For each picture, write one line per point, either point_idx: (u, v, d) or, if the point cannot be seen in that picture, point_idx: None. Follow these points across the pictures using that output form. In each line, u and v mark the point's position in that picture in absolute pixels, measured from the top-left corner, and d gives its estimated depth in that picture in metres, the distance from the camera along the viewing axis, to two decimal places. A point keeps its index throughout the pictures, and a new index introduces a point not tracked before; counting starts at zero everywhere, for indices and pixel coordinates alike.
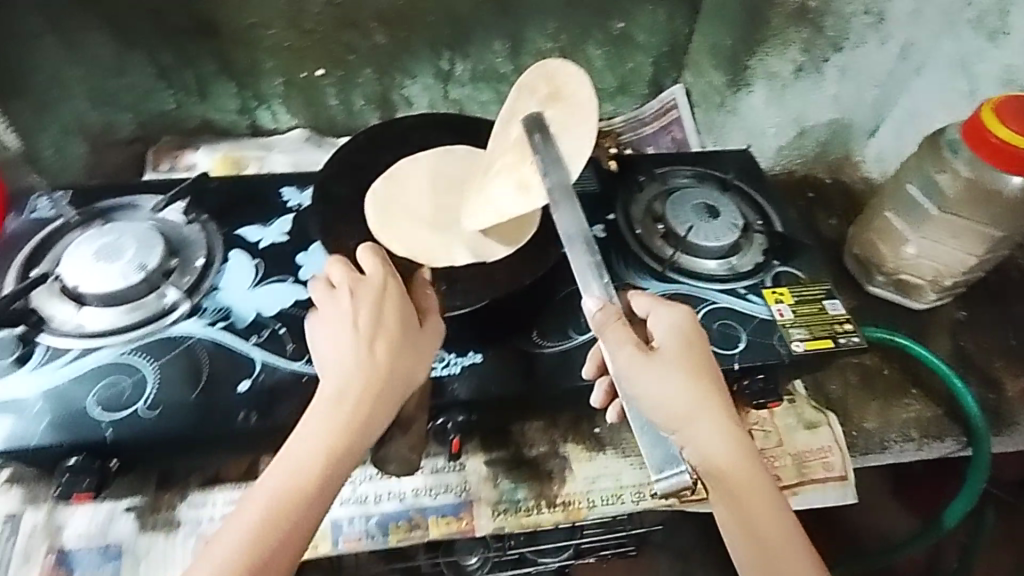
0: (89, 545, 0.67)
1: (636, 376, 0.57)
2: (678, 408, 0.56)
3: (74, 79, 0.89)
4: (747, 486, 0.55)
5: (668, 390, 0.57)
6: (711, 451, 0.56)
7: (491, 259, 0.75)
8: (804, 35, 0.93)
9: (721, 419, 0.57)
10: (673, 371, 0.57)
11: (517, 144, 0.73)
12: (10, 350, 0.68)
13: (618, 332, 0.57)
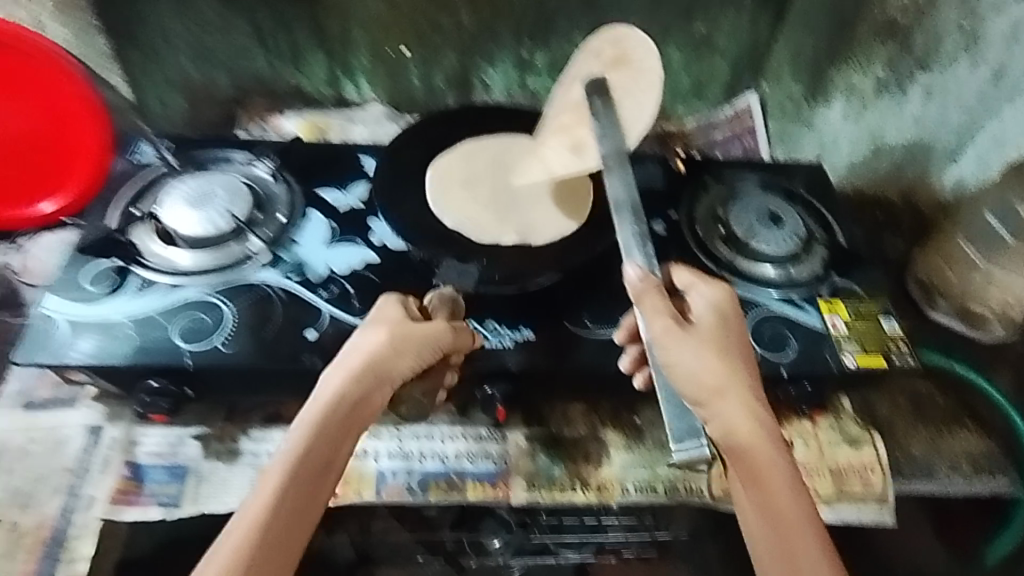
0: (158, 463, 0.72)
1: (667, 348, 0.59)
2: (707, 382, 0.58)
3: (182, 38, 0.96)
4: (767, 464, 0.56)
5: (698, 365, 0.58)
6: (734, 427, 0.57)
7: (536, 242, 0.78)
8: (890, 51, 0.92)
9: (747, 397, 0.58)
10: (705, 348, 0.59)
11: (579, 106, 0.80)
12: (108, 278, 0.75)
13: (653, 306, 0.60)
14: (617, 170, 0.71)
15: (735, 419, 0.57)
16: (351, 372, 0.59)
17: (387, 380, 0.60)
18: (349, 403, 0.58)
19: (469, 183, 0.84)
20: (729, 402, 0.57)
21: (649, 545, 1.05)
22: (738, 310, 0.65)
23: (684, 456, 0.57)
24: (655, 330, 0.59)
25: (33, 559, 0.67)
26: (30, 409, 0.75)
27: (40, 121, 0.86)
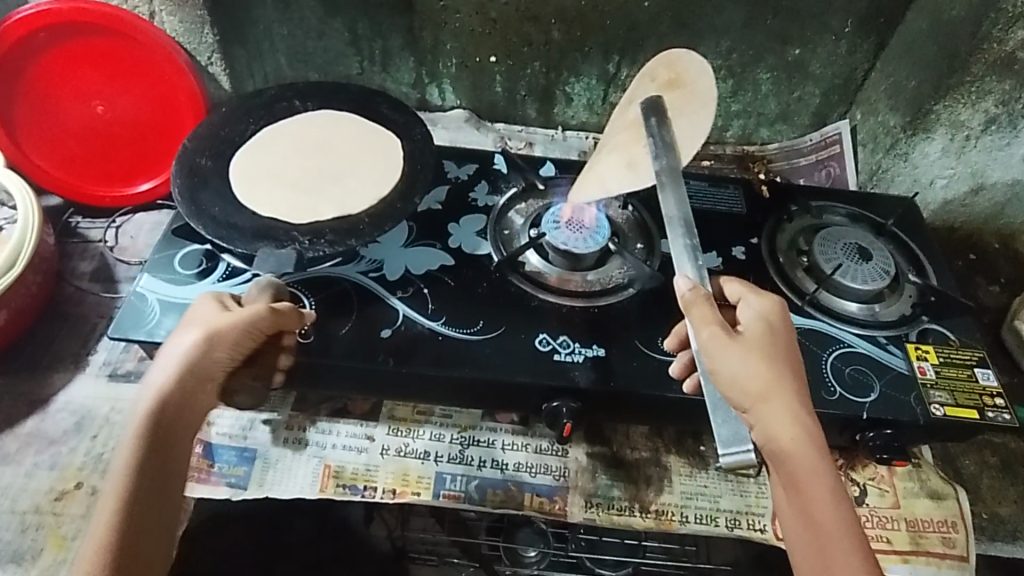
0: (230, 444, 0.75)
1: (714, 355, 0.56)
2: (755, 389, 0.55)
3: (281, 36, 0.99)
4: (811, 472, 0.52)
5: (744, 372, 0.55)
6: (779, 435, 0.53)
7: (354, 213, 0.77)
8: (1006, 86, 0.85)
9: (793, 405, 0.54)
10: (751, 354, 0.56)
11: (632, 123, 0.79)
12: (197, 263, 0.78)
13: (702, 314, 0.57)
14: (671, 186, 0.69)
15: (780, 427, 0.53)
16: (161, 384, 0.56)
17: (207, 380, 0.58)
18: (162, 419, 0.55)
19: (282, 156, 0.82)
20: (775, 410, 0.54)
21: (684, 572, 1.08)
22: (788, 320, 0.61)
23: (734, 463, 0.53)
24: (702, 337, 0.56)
25: None
26: (113, 380, 0.78)
27: (146, 108, 0.90)
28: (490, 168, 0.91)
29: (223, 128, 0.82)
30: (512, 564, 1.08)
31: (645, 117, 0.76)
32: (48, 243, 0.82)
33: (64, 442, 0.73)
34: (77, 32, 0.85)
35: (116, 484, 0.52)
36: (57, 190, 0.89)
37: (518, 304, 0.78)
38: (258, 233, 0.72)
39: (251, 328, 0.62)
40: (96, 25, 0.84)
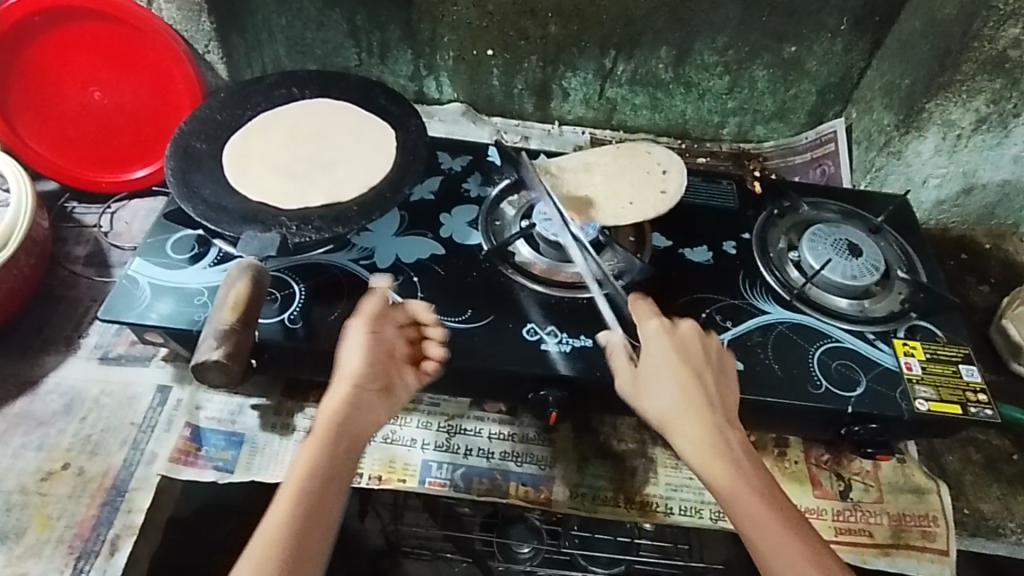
0: (218, 428, 0.75)
1: (628, 393, 0.66)
2: (665, 415, 0.63)
3: (279, 28, 1.00)
4: (733, 481, 0.59)
5: (652, 403, 0.64)
6: (692, 450, 0.61)
7: (342, 200, 0.77)
8: (996, 85, 0.85)
9: (700, 420, 0.62)
10: (655, 384, 0.64)
11: (631, 159, 0.88)
12: (190, 248, 0.78)
13: (617, 363, 0.68)
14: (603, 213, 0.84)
15: (693, 443, 0.61)
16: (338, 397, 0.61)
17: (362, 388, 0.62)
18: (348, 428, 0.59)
19: (276, 141, 0.82)
20: (685, 428, 0.61)
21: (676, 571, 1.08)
22: (705, 340, 0.67)
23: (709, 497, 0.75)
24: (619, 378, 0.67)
25: (96, 504, 0.69)
26: (104, 362, 0.79)
27: (144, 96, 0.90)
28: (483, 160, 0.92)
29: (225, 116, 0.83)
30: (504, 560, 1.06)
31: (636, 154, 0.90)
32: (42, 226, 0.82)
33: (53, 423, 0.74)
34: (74, 18, 0.86)
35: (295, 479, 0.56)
36: (54, 176, 0.90)
37: (507, 294, 0.78)
38: (246, 217, 0.73)
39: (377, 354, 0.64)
40: (94, 11, 0.86)
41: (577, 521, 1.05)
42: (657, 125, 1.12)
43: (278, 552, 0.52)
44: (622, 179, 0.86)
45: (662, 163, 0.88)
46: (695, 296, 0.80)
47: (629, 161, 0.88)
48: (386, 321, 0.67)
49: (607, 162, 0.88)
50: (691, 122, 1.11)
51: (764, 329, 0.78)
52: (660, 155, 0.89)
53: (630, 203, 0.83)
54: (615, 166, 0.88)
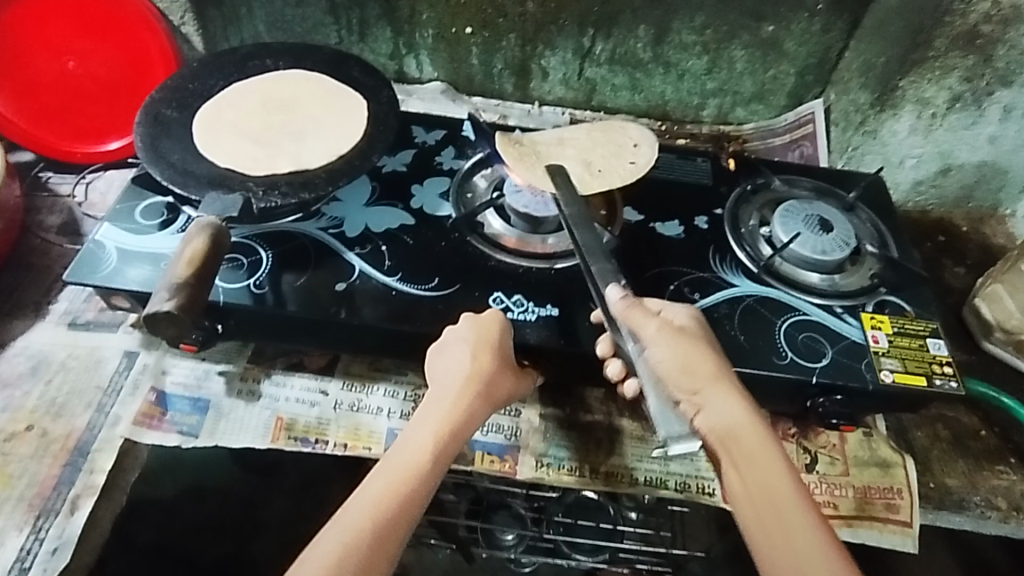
0: (184, 394, 0.75)
1: (658, 345, 0.61)
2: (697, 376, 0.59)
3: (258, 4, 1.00)
4: (763, 455, 0.55)
5: (686, 360, 0.60)
6: (721, 423, 0.57)
7: (309, 168, 0.77)
8: (968, 62, 0.86)
9: (735, 397, 0.59)
10: (694, 348, 0.61)
11: (605, 137, 0.90)
12: (159, 214, 0.78)
13: (637, 315, 0.62)
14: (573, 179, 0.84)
15: (724, 414, 0.58)
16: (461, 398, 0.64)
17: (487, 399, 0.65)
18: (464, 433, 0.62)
19: (247, 110, 0.83)
20: (718, 396, 0.58)
21: (659, 560, 1.08)
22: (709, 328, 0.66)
23: (683, 450, 0.55)
24: (648, 332, 0.61)
25: (58, 464, 0.69)
26: (72, 328, 0.79)
27: (118, 66, 0.91)
28: (458, 134, 0.92)
29: (198, 86, 0.83)
30: (488, 546, 1.09)
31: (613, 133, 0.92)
32: (14, 193, 0.82)
33: (19, 385, 0.74)
34: None
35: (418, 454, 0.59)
36: (26, 144, 0.90)
37: (475, 263, 0.78)
38: (213, 182, 0.73)
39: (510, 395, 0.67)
40: None
41: (560, 508, 1.05)
42: (637, 107, 1.12)
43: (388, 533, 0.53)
44: (599, 153, 0.88)
45: (635, 138, 0.90)
46: (664, 268, 0.80)
47: (603, 137, 0.91)
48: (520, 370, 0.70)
49: (580, 137, 0.90)
50: (671, 103, 1.11)
51: (732, 302, 0.77)
52: (634, 132, 0.92)
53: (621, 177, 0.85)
54: (590, 141, 0.89)
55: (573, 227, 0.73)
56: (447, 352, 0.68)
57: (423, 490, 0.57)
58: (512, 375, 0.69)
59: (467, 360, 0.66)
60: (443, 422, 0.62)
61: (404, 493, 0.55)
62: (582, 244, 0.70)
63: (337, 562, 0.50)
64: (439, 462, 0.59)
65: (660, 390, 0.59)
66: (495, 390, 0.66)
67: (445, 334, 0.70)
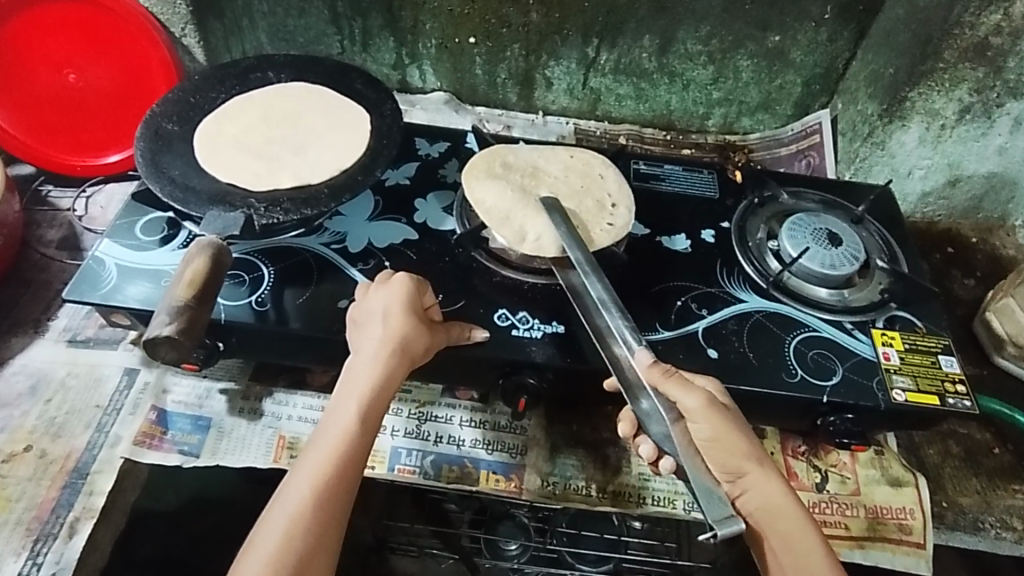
0: (184, 412, 0.74)
1: (702, 423, 0.59)
2: (740, 460, 0.60)
3: (260, 14, 0.99)
4: (795, 530, 0.59)
5: (728, 442, 0.59)
6: (762, 505, 0.60)
7: (312, 182, 0.76)
8: (979, 74, 0.85)
9: (774, 475, 0.61)
10: (735, 426, 0.60)
11: (584, 185, 0.82)
12: (160, 230, 0.78)
13: (675, 387, 0.59)
14: (534, 219, 0.76)
15: (765, 495, 0.60)
16: (373, 363, 0.64)
17: (405, 358, 0.65)
18: (378, 398, 0.63)
19: (248, 124, 0.82)
20: (760, 481, 0.60)
21: (664, 570, 1.06)
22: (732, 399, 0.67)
23: (733, 534, 0.48)
24: (687, 405, 0.59)
25: (57, 486, 0.68)
26: (72, 345, 0.78)
27: (119, 79, 0.90)
28: (462, 146, 0.91)
29: (199, 100, 0.83)
30: (491, 557, 1.05)
31: (595, 177, 0.83)
32: (13, 208, 0.82)
33: (18, 405, 0.73)
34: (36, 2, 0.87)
35: (337, 429, 0.61)
36: (28, 158, 0.89)
37: (478, 279, 0.77)
38: (214, 198, 0.73)
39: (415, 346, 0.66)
40: None
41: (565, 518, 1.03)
42: (642, 116, 1.11)
43: (309, 513, 0.56)
44: (574, 193, 0.80)
45: (613, 195, 0.81)
46: (671, 283, 0.79)
47: (578, 173, 0.83)
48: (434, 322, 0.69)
49: (555, 171, 0.83)
50: (676, 112, 1.10)
51: (740, 317, 0.76)
52: (613, 184, 0.82)
53: (612, 222, 0.78)
54: (564, 176, 0.82)
55: (585, 276, 0.67)
56: (365, 323, 0.68)
57: (354, 457, 0.60)
58: (426, 332, 0.67)
59: (380, 327, 0.66)
60: (359, 392, 0.63)
61: (338, 464, 0.59)
62: (600, 297, 0.65)
63: (287, 534, 0.55)
64: (361, 432, 0.61)
65: (700, 465, 0.53)
66: (412, 349, 0.66)
67: (362, 308, 0.69)
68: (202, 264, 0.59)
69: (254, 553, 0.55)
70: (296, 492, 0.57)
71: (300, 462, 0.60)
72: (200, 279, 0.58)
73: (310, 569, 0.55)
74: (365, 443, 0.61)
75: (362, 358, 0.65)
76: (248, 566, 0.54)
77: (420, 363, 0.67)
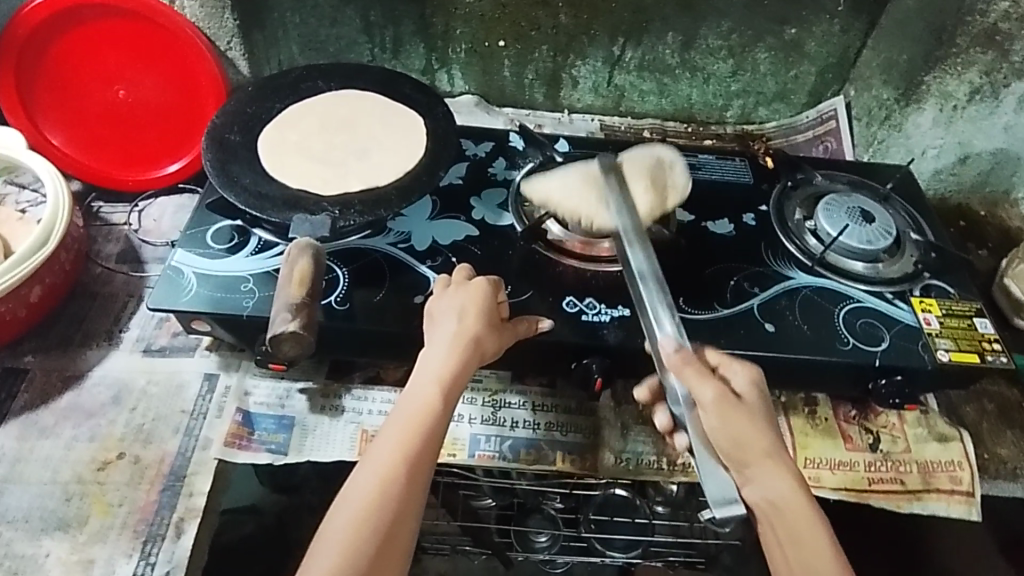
0: (268, 412, 0.76)
1: (712, 413, 0.61)
2: (744, 453, 0.60)
3: (293, 26, 1.02)
4: (804, 528, 0.58)
5: (735, 432, 0.60)
6: (768, 498, 0.59)
7: (379, 186, 0.79)
8: (988, 58, 0.92)
9: (784, 468, 0.60)
10: (746, 418, 0.61)
11: (645, 166, 0.83)
12: (230, 239, 0.80)
13: (694, 378, 0.61)
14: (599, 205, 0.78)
15: (774, 491, 0.59)
16: (446, 353, 0.65)
17: (478, 353, 0.66)
18: (454, 385, 0.64)
19: (308, 131, 0.84)
20: (768, 472, 0.59)
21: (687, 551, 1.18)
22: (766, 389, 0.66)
23: (729, 518, 0.57)
24: (704, 397, 0.61)
25: (155, 490, 0.70)
26: (148, 354, 0.79)
27: (169, 94, 0.92)
28: (507, 145, 0.94)
29: (256, 110, 0.85)
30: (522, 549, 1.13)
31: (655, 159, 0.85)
32: (77, 224, 0.83)
33: (103, 414, 0.75)
34: (77, 19, 0.87)
35: (414, 411, 0.63)
36: (80, 174, 0.91)
37: (542, 269, 0.81)
38: (288, 204, 0.75)
39: (484, 333, 0.67)
40: (100, 6, 0.87)
41: (592, 508, 1.07)
42: (663, 110, 1.15)
43: (394, 488, 0.59)
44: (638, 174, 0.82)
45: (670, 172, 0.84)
46: (722, 265, 0.84)
47: (639, 157, 0.85)
48: (500, 319, 0.70)
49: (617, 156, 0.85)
50: (696, 106, 1.14)
51: (790, 293, 0.81)
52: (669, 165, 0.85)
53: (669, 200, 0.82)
54: (625, 159, 0.84)
55: (629, 246, 0.71)
56: (440, 318, 0.69)
57: (431, 438, 0.62)
58: (495, 332, 0.68)
59: (455, 323, 0.67)
60: (435, 376, 0.64)
61: (419, 442, 0.62)
62: (639, 268, 0.69)
63: (376, 499, 0.59)
64: (436, 415, 0.63)
65: (711, 458, 0.61)
66: (483, 346, 0.67)
67: (437, 307, 0.70)
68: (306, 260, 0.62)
69: (340, 515, 0.59)
70: (377, 469, 0.60)
71: (381, 433, 0.63)
72: (307, 280, 0.62)
73: (393, 535, 0.58)
74: (442, 422, 0.63)
75: (434, 347, 0.66)
76: (333, 535, 0.58)
77: (489, 360, 0.69)
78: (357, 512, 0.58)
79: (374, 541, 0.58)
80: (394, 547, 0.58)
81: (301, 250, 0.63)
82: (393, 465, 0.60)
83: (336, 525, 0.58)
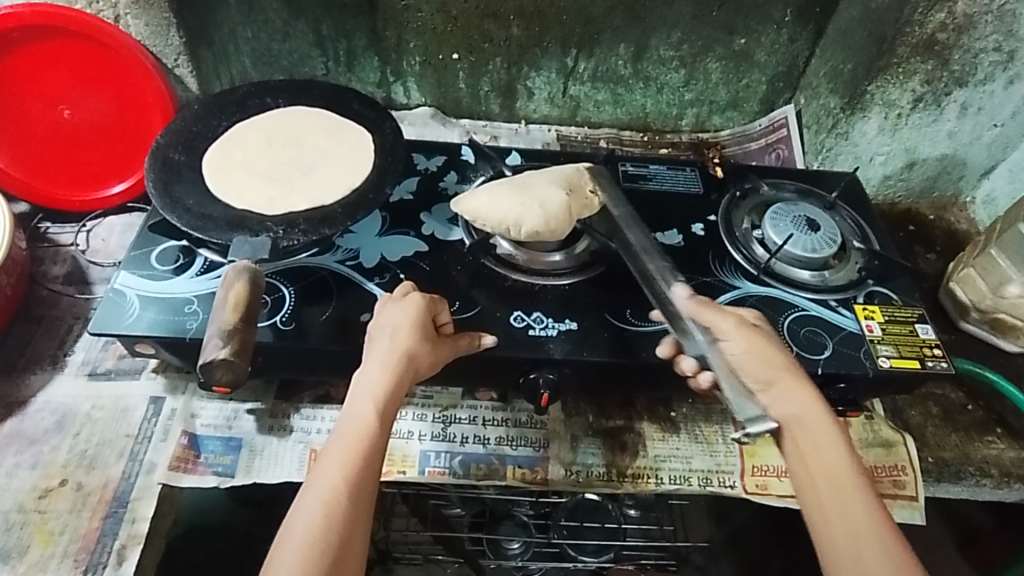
0: (215, 434, 0.76)
1: (734, 339, 0.65)
2: (765, 371, 0.63)
3: (244, 40, 1.01)
4: (827, 443, 0.60)
5: (760, 356, 0.64)
6: (794, 412, 0.62)
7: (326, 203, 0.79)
8: (928, 67, 0.93)
9: (806, 386, 0.63)
10: (770, 344, 0.65)
11: (556, 169, 0.85)
12: (174, 260, 0.79)
13: (712, 313, 0.66)
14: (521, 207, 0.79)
15: (797, 403, 0.62)
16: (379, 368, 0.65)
17: (413, 365, 0.66)
18: (390, 397, 0.64)
19: (254, 149, 0.84)
20: (790, 387, 0.62)
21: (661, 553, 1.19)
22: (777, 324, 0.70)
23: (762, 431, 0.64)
24: (722, 326, 0.65)
25: (98, 516, 0.69)
26: (93, 378, 0.79)
27: (115, 112, 0.91)
28: (458, 159, 0.95)
29: (200, 129, 0.84)
30: (494, 557, 1.11)
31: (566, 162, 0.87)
32: (19, 247, 0.81)
33: (46, 440, 0.74)
34: (13, 41, 0.86)
35: (354, 424, 0.62)
36: (25, 196, 0.90)
37: (490, 284, 0.81)
38: (231, 223, 0.75)
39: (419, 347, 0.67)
40: (37, 27, 0.86)
41: (564, 513, 1.10)
42: (620, 120, 1.16)
43: (341, 509, 0.58)
44: (551, 176, 0.84)
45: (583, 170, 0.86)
46: None
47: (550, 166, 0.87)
48: (434, 332, 0.70)
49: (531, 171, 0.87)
50: (651, 115, 1.15)
51: (736, 303, 0.82)
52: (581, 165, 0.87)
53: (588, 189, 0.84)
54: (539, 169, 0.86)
55: (630, 228, 0.83)
56: (377, 336, 0.69)
57: (373, 453, 0.62)
58: (430, 345, 0.69)
59: (388, 340, 0.67)
60: (373, 391, 0.64)
61: (360, 457, 0.61)
62: (639, 245, 0.80)
63: (325, 519, 0.57)
64: (376, 430, 0.62)
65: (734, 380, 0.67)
66: (418, 361, 0.67)
67: (377, 324, 0.70)
68: (239, 282, 0.63)
69: (289, 545, 0.56)
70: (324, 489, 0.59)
71: (322, 456, 0.62)
72: (242, 302, 0.62)
73: (347, 555, 0.57)
74: (383, 437, 0.63)
75: (366, 364, 0.66)
76: (284, 560, 0.56)
77: (424, 374, 0.69)
78: (305, 536, 0.57)
79: (325, 565, 0.56)
80: (347, 565, 0.57)
81: (241, 275, 0.64)
82: (339, 485, 0.59)
83: (286, 554, 0.56)
